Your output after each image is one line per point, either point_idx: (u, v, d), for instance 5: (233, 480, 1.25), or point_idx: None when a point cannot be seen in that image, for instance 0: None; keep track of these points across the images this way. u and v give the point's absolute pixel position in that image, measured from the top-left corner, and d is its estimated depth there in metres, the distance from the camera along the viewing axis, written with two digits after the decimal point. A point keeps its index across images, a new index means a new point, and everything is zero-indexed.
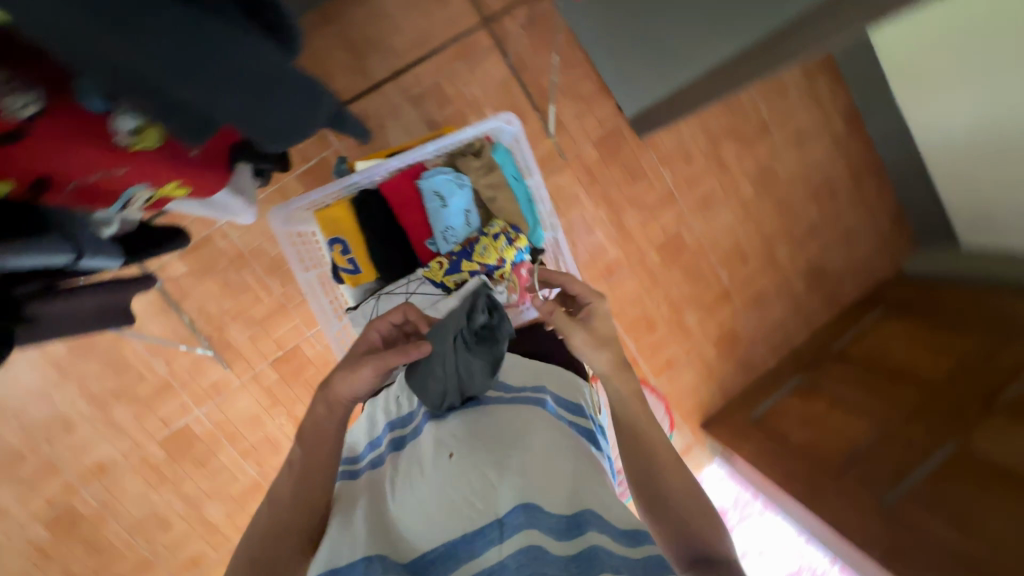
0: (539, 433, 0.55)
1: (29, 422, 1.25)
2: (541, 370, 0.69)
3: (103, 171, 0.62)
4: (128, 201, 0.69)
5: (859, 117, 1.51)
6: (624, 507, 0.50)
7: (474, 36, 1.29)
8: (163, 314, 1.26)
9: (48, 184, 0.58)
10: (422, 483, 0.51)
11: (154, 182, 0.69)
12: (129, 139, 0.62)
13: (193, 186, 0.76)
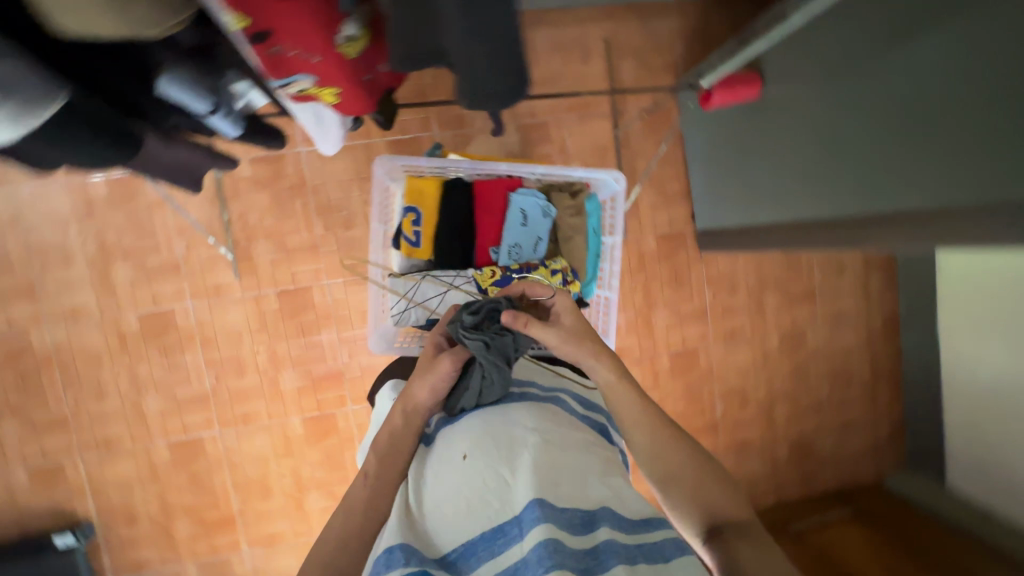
0: (547, 430, 0.59)
1: (35, 239, 1.25)
2: (551, 377, 0.74)
3: (302, 52, 0.52)
4: (287, 85, 0.58)
5: (899, 324, 1.56)
6: (637, 500, 0.55)
7: (597, 99, 1.37)
8: (207, 202, 1.28)
9: (259, 31, 0.48)
10: (447, 482, 0.56)
11: (321, 80, 0.57)
12: (346, 42, 0.53)
13: (346, 103, 0.64)
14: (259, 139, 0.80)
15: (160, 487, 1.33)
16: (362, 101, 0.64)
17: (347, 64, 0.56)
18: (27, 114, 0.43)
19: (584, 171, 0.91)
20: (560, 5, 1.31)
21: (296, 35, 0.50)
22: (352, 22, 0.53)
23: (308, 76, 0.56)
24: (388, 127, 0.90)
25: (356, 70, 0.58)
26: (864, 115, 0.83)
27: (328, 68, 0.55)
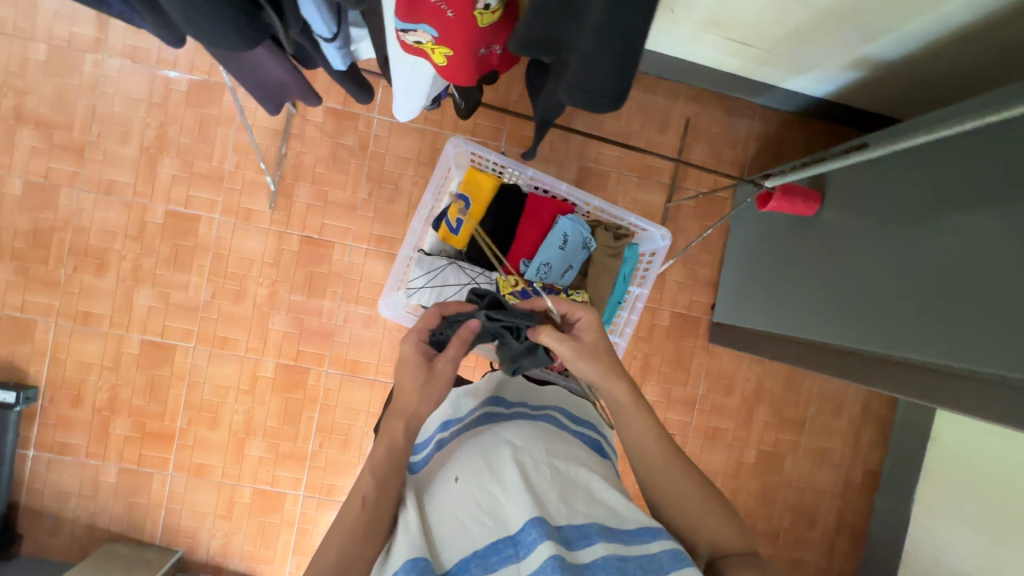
0: (535, 445, 0.59)
1: (104, 109, 1.29)
2: (545, 393, 0.76)
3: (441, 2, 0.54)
4: (408, 31, 0.58)
5: (877, 484, 1.53)
6: (619, 513, 0.56)
7: (661, 168, 1.41)
8: (272, 132, 1.32)
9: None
10: (440, 503, 0.55)
11: (441, 35, 0.58)
12: (483, 8, 0.55)
13: (450, 69, 0.63)
14: (352, 87, 0.79)
15: (116, 379, 1.31)
16: (471, 71, 0.64)
17: (475, 29, 0.57)
18: None
19: (634, 217, 0.95)
20: (657, 73, 1.37)
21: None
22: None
23: (434, 28, 0.57)
24: (464, 117, 0.89)
25: (480, 41, 0.59)
26: (904, 265, 0.86)
27: (456, 26, 0.56)
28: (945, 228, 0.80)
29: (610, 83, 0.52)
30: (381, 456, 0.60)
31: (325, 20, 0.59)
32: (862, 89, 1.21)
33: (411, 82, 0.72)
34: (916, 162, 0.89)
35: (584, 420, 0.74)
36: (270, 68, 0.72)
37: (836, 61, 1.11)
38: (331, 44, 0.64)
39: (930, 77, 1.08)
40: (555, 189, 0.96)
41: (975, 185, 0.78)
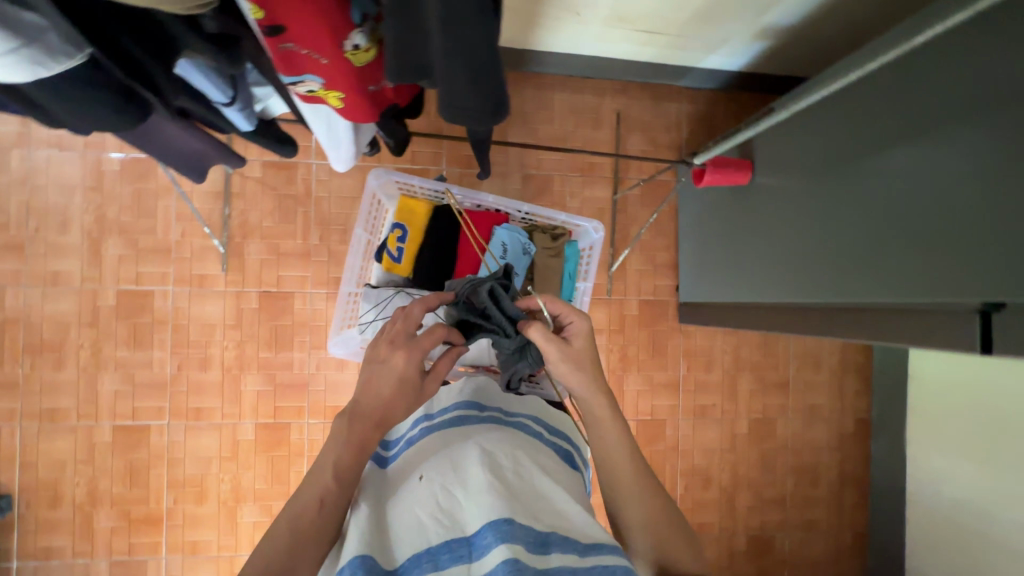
0: (503, 451, 0.60)
1: (38, 201, 1.27)
2: (520, 402, 0.77)
3: (313, 52, 0.54)
4: (295, 84, 0.59)
5: (870, 430, 1.55)
6: (583, 525, 0.56)
7: (602, 163, 1.44)
8: (212, 195, 1.31)
9: (274, 26, 0.50)
10: (403, 501, 0.55)
11: (328, 82, 0.59)
12: (353, 48, 0.57)
13: (348, 110, 0.65)
14: (269, 143, 0.79)
15: (93, 471, 1.28)
16: (367, 107, 0.66)
17: (353, 69, 0.59)
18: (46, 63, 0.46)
19: (565, 217, 0.98)
20: (581, 74, 1.40)
21: (308, 31, 0.52)
22: (360, 29, 0.56)
23: (317, 76, 0.58)
24: (399, 152, 0.87)
25: (362, 77, 0.61)
26: (833, 213, 0.89)
27: (334, 71, 0.57)
28: (861, 172, 0.84)
29: (475, 98, 0.55)
30: (351, 461, 0.58)
31: (220, 87, 0.63)
32: (774, 55, 1.26)
33: (327, 128, 0.72)
34: (826, 117, 0.93)
35: (556, 430, 0.75)
36: (179, 137, 0.72)
37: (742, 33, 1.15)
38: (232, 107, 0.67)
39: (831, 33, 1.13)
40: (486, 203, 0.98)
41: (879, 127, 0.81)
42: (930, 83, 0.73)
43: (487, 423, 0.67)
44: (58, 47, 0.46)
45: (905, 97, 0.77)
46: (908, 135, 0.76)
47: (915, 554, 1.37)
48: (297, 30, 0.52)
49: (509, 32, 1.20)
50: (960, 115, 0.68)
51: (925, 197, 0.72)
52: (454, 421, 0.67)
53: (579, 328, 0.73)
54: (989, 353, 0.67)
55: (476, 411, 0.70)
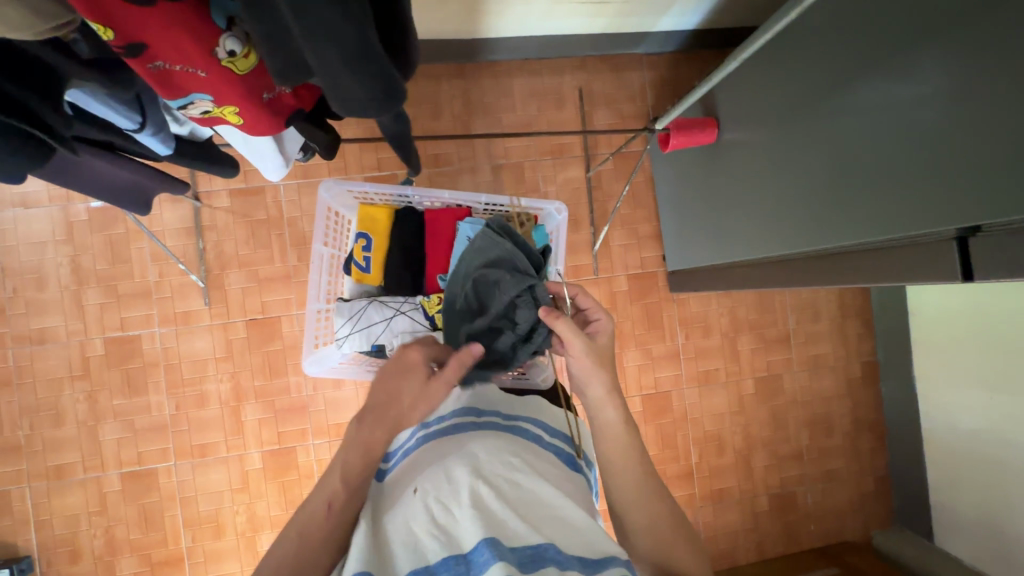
0: (502, 459, 0.55)
1: (13, 262, 1.27)
2: (522, 400, 0.72)
3: (186, 66, 0.49)
4: (186, 105, 0.55)
5: (878, 373, 1.53)
6: (589, 534, 0.52)
7: (571, 142, 1.42)
8: (184, 231, 1.30)
9: (131, 44, 0.45)
10: (397, 518, 0.50)
11: (217, 96, 0.54)
12: (229, 55, 0.50)
13: (249, 123, 0.59)
14: (208, 166, 0.77)
15: (108, 521, 1.28)
16: (273, 118, 0.59)
17: (239, 79, 0.52)
18: None
19: (527, 201, 0.96)
20: (536, 55, 1.38)
21: (171, 44, 0.46)
22: (232, 33, 0.49)
23: (204, 93, 0.53)
24: (329, 158, 0.73)
25: (255, 84, 0.54)
26: (814, 155, 0.85)
27: (217, 83, 0.52)
28: (839, 108, 0.79)
29: (360, 84, 0.44)
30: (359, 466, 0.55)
31: (124, 110, 0.59)
32: (728, 7, 1.23)
33: (244, 139, 0.69)
34: (798, 52, 0.87)
35: (559, 432, 0.69)
36: (109, 171, 0.71)
37: None
38: (144, 133, 0.63)
39: None
40: (445, 200, 0.97)
41: (855, 53, 0.75)
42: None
43: (484, 426, 0.62)
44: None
45: (877, 18, 0.71)
46: (886, 58, 0.70)
47: (940, 490, 1.35)
48: (159, 48, 0.46)
49: (455, 23, 1.18)
50: (937, 26, 0.62)
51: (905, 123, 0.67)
52: (450, 426, 0.62)
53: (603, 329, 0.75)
54: (971, 279, 0.65)
55: (472, 413, 0.65)
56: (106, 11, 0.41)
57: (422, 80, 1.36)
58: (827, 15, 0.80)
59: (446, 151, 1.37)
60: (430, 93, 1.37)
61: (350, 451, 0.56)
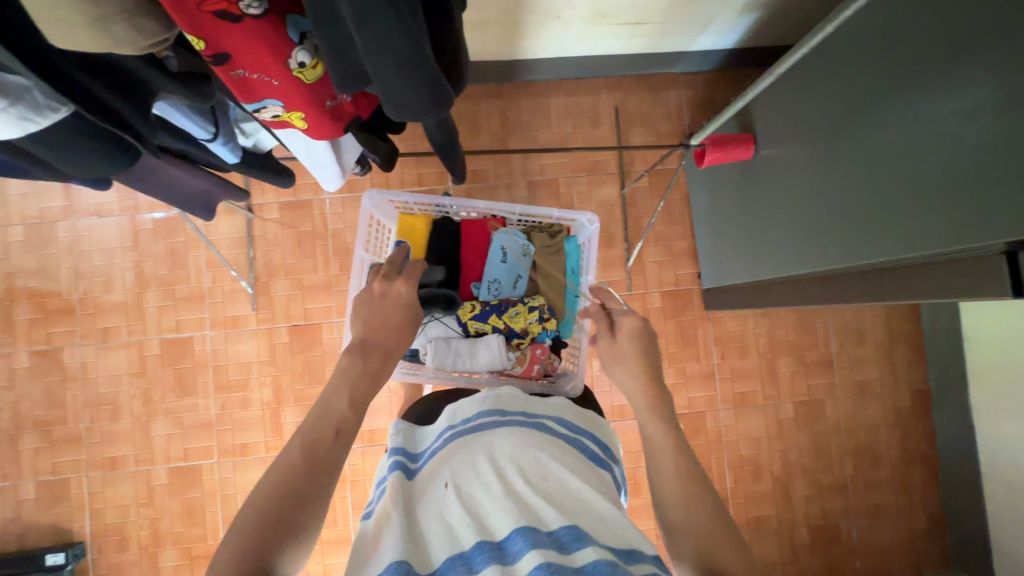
0: (529, 456, 0.56)
1: (86, 266, 1.38)
2: (553, 399, 0.72)
3: (263, 75, 0.52)
4: (259, 111, 0.57)
5: (930, 401, 1.45)
6: (622, 522, 0.51)
7: (606, 159, 1.44)
8: (237, 240, 1.39)
9: (218, 54, 0.48)
10: (430, 509, 0.52)
11: (286, 103, 0.56)
12: (300, 66, 0.52)
13: (314, 131, 0.61)
14: (266, 176, 0.83)
15: (154, 513, 1.35)
16: (334, 124, 0.61)
17: (307, 87, 0.55)
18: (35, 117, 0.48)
19: (558, 212, 0.99)
20: (572, 76, 1.41)
21: (251, 56, 0.49)
22: (303, 47, 0.51)
23: (276, 100, 0.56)
24: (387, 167, 0.78)
25: (321, 93, 0.57)
26: (854, 169, 0.83)
27: (289, 92, 0.55)
28: (880, 120, 0.77)
29: (415, 91, 0.46)
30: (364, 391, 0.60)
31: (200, 122, 0.65)
32: (766, 26, 1.23)
33: (306, 149, 0.73)
34: (839, 64, 0.86)
35: (586, 431, 0.68)
36: (180, 179, 0.77)
37: (728, 9, 1.13)
38: (216, 142, 0.70)
39: None
40: (480, 210, 1.02)
41: (898, 65, 0.74)
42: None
43: (511, 425, 0.63)
44: (43, 102, 0.48)
45: (921, 29, 0.70)
46: (932, 67, 0.68)
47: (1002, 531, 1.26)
48: (241, 56, 0.49)
49: (494, 45, 1.23)
50: (989, 33, 0.60)
51: (952, 135, 0.65)
52: (477, 424, 0.63)
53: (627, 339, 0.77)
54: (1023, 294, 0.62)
55: (500, 411, 0.65)
56: (202, 27, 0.44)
57: (462, 100, 1.42)
58: (867, 27, 0.79)
59: (483, 168, 1.42)
60: (469, 113, 1.42)
61: (356, 381, 0.60)
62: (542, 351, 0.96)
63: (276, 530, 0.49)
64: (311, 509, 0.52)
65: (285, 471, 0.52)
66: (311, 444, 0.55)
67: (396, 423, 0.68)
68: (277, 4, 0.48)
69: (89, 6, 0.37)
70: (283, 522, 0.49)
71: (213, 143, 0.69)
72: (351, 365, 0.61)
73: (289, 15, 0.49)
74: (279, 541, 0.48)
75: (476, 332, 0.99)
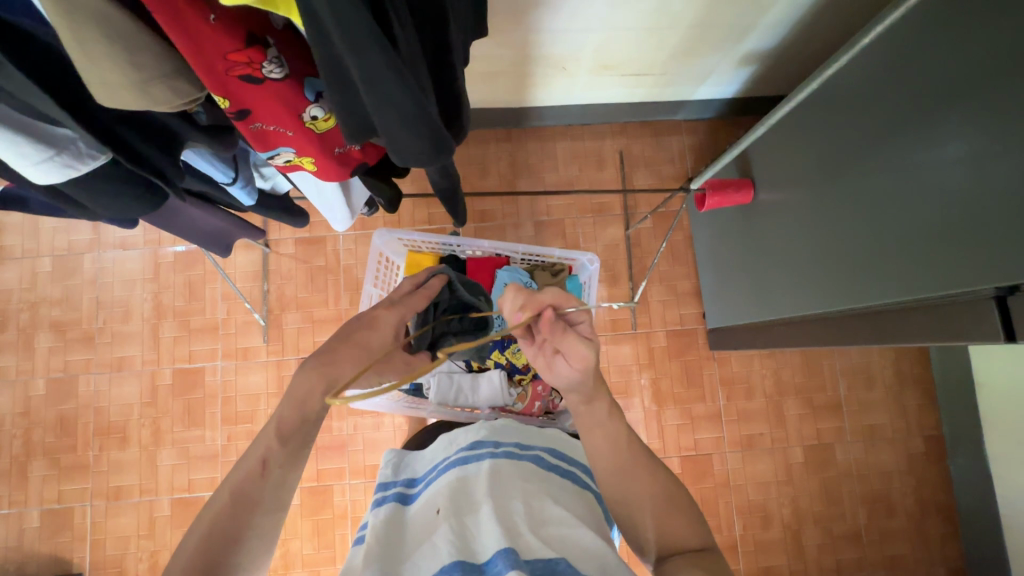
0: (517, 487, 0.57)
1: (107, 296, 1.43)
2: (548, 431, 0.73)
3: (278, 126, 0.56)
4: (272, 156, 0.61)
5: (945, 448, 1.41)
6: (607, 551, 0.51)
7: (611, 201, 1.48)
8: (252, 273, 1.43)
9: (240, 110, 0.52)
10: (422, 536, 0.53)
11: (299, 150, 0.60)
12: (313, 119, 0.56)
13: (321, 173, 0.65)
14: (281, 216, 0.87)
15: (153, 545, 1.34)
16: (342, 168, 0.65)
17: (318, 136, 0.59)
18: (75, 167, 0.53)
19: (560, 251, 1.03)
20: (579, 122, 1.48)
21: (271, 110, 0.53)
22: (318, 104, 0.55)
23: (289, 147, 0.60)
24: (389, 211, 0.80)
25: (330, 141, 0.61)
26: (844, 218, 0.86)
27: (302, 141, 0.59)
28: (863, 169, 0.81)
29: (418, 140, 0.49)
30: (295, 423, 0.56)
31: (221, 166, 0.69)
32: (764, 77, 1.28)
33: (316, 190, 0.77)
34: (820, 116, 0.91)
35: (573, 458, 0.69)
36: (199, 217, 0.80)
37: (725, 62, 1.19)
38: (236, 186, 0.73)
39: (815, 49, 1.14)
40: (485, 248, 1.09)
41: (874, 120, 0.79)
42: (913, 58, 0.71)
43: (501, 452, 0.64)
44: (86, 151, 0.52)
45: (897, 90, 0.74)
46: (908, 123, 0.72)
47: None
48: (260, 111, 0.53)
49: (505, 93, 1.30)
50: (957, 94, 0.65)
51: (935, 184, 0.68)
52: (467, 453, 0.64)
53: (585, 317, 0.64)
54: (1015, 337, 0.64)
55: (492, 439, 0.67)
56: (228, 88, 0.48)
57: (473, 143, 1.49)
58: (848, 86, 0.84)
59: (492, 208, 1.47)
60: (479, 155, 1.48)
61: (284, 406, 0.57)
62: (542, 388, 1.00)
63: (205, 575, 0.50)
64: (238, 545, 0.53)
65: (215, 513, 0.53)
66: (239, 486, 0.54)
67: (393, 456, 0.71)
68: (298, 70, 0.52)
69: (132, 71, 0.42)
70: (210, 567, 0.50)
71: (231, 187, 0.73)
72: None
73: (307, 77, 0.53)
74: None
75: (479, 366, 1.03)
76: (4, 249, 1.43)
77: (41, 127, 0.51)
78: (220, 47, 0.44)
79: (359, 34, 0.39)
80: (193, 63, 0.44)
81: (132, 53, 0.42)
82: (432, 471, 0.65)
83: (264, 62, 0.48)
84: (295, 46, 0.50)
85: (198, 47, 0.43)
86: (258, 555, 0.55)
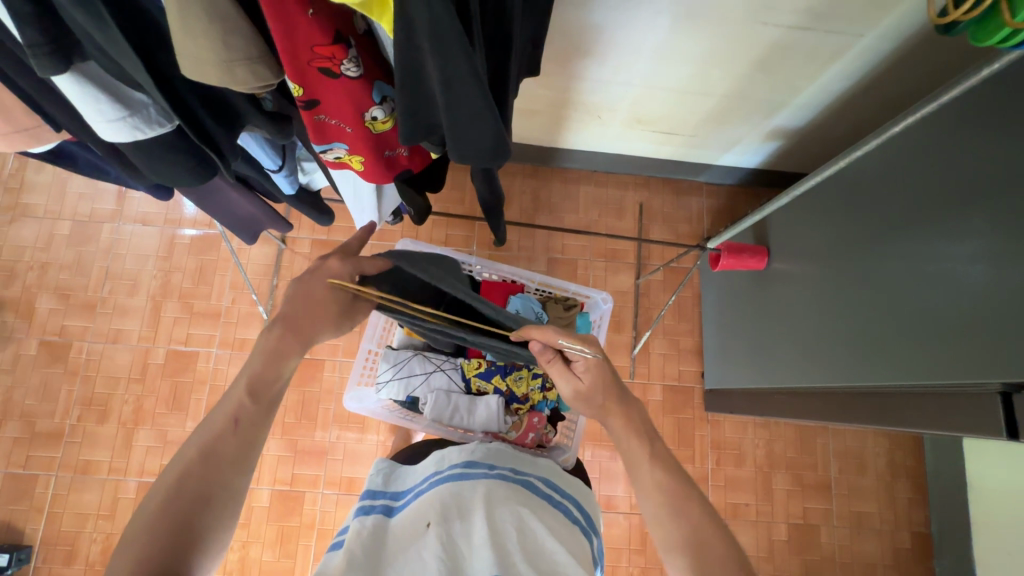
0: (510, 510, 0.56)
1: (117, 267, 1.44)
2: (543, 460, 0.72)
3: (340, 121, 0.58)
4: (325, 150, 0.63)
5: (932, 546, 1.37)
6: None
7: (625, 250, 1.51)
8: (264, 266, 1.44)
9: (310, 100, 0.54)
10: (409, 549, 0.52)
11: (352, 147, 0.62)
12: (373, 119, 0.59)
13: (367, 172, 0.67)
14: (311, 213, 0.90)
15: (111, 528, 1.29)
16: (386, 171, 0.68)
17: (373, 138, 0.61)
18: (144, 130, 0.56)
19: (575, 286, 1.06)
20: (605, 169, 1.52)
21: (337, 105, 0.56)
22: (382, 106, 0.58)
23: (343, 143, 0.62)
24: (417, 223, 0.82)
25: (383, 143, 0.63)
26: (855, 295, 0.88)
27: (357, 139, 0.61)
28: (879, 252, 0.83)
29: (481, 138, 0.53)
30: (268, 379, 0.62)
31: (271, 155, 0.73)
32: (788, 154, 1.33)
33: (354, 191, 0.80)
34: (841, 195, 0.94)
35: (566, 491, 0.68)
36: (236, 202, 0.83)
37: (753, 134, 1.24)
38: (280, 174, 0.77)
39: (841, 135, 1.19)
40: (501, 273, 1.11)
41: (895, 206, 0.81)
42: (937, 153, 0.74)
43: (495, 475, 0.63)
44: (155, 117, 0.56)
45: (920, 178, 0.77)
46: (928, 213, 0.75)
47: None
48: (327, 104, 0.55)
49: (539, 131, 1.35)
50: (978, 193, 0.67)
51: (950, 277, 0.70)
52: (461, 471, 0.63)
53: (583, 358, 0.67)
54: (1017, 436, 0.64)
55: (485, 461, 0.66)
56: (304, 77, 0.51)
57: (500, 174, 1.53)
58: (871, 171, 0.87)
59: (508, 238, 1.49)
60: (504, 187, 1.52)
61: (262, 364, 0.62)
62: (538, 420, 0.98)
63: (173, 537, 0.52)
64: (211, 503, 0.55)
65: (181, 467, 0.56)
66: (210, 442, 0.58)
67: (383, 465, 0.70)
68: (370, 72, 0.55)
69: (222, 50, 0.45)
70: (177, 523, 0.53)
71: (274, 174, 0.77)
72: (268, 345, 0.63)
73: (377, 81, 0.56)
74: (176, 540, 0.52)
75: (478, 389, 1.02)
76: (27, 207, 1.45)
77: (120, 89, 0.53)
78: (310, 40, 0.47)
79: (449, 41, 0.43)
80: (282, 50, 0.47)
81: (227, 34, 0.44)
82: (422, 483, 0.64)
83: (345, 60, 0.51)
84: (369, 49, 0.54)
85: (290, 38, 0.46)
86: (224, 529, 0.56)
